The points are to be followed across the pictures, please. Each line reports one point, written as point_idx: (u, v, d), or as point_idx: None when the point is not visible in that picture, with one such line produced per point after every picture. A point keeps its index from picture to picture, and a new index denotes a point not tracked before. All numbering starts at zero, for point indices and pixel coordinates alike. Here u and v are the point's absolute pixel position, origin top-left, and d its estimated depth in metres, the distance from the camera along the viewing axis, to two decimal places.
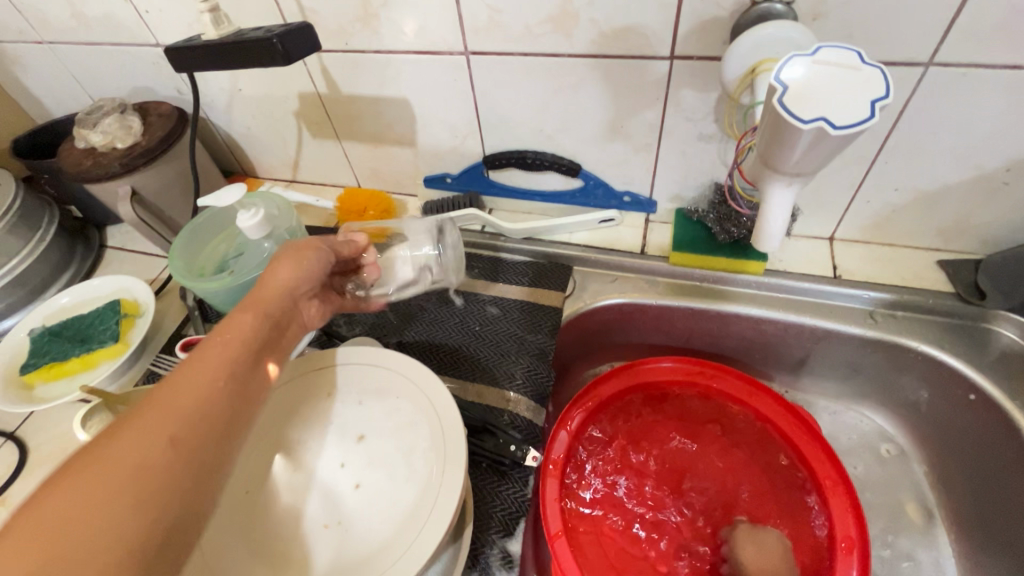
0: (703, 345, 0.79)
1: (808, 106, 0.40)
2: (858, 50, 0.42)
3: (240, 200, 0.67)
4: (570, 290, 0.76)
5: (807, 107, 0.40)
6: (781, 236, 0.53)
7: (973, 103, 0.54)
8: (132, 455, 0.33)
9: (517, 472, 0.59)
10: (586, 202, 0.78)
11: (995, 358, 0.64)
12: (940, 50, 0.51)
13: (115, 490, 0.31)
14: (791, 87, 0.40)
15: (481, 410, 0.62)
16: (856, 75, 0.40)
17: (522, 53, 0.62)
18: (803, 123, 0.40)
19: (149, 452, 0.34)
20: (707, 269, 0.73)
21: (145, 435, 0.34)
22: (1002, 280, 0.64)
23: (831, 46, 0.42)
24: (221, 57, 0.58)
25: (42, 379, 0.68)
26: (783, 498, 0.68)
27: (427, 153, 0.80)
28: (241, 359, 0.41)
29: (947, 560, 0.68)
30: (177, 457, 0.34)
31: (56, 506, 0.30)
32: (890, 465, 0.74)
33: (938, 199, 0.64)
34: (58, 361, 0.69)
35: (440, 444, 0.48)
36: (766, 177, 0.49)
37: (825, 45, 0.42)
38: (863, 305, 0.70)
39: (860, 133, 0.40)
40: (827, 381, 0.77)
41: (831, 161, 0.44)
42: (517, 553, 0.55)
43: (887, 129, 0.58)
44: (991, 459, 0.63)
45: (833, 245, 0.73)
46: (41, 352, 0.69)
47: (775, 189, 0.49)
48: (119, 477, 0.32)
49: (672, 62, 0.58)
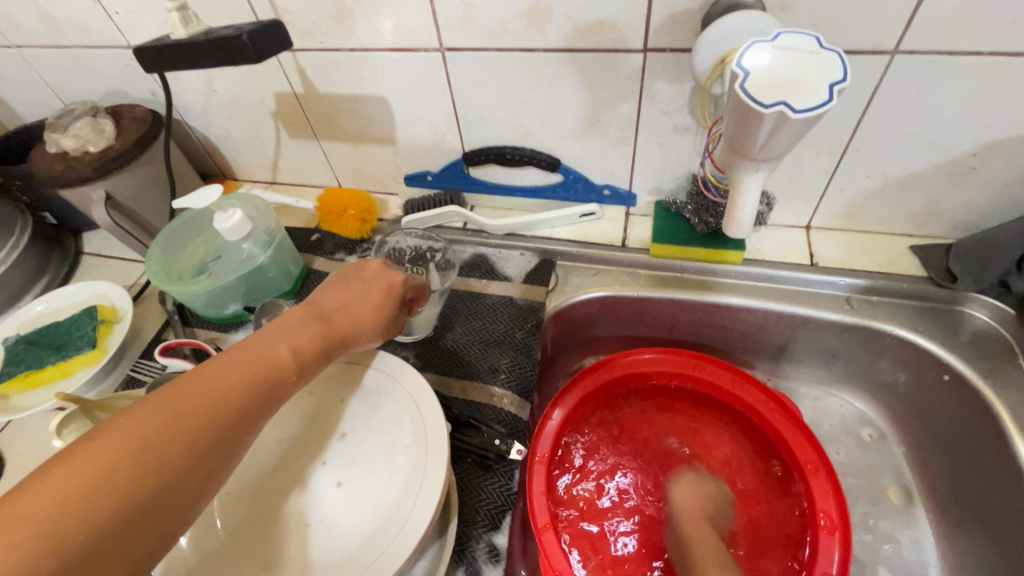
0: (686, 335, 0.80)
1: (772, 90, 0.41)
2: (816, 35, 0.43)
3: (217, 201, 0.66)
4: (552, 285, 0.77)
5: (769, 92, 0.41)
6: (752, 222, 0.55)
7: (939, 90, 0.55)
8: (128, 442, 0.38)
9: (503, 466, 0.59)
10: (566, 196, 0.78)
11: (968, 339, 0.66)
12: (904, 38, 0.52)
13: (106, 485, 0.36)
14: (753, 74, 0.41)
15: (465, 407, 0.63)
16: (814, 60, 0.41)
17: (496, 49, 0.63)
18: (766, 108, 0.41)
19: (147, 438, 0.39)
20: (688, 260, 0.74)
21: (150, 428, 0.39)
22: (973, 260, 0.65)
23: (790, 32, 0.43)
24: (193, 56, 0.58)
25: (17, 388, 0.67)
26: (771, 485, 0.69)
27: (407, 151, 0.80)
28: (257, 375, 0.46)
29: (926, 539, 0.70)
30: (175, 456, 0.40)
31: (49, 487, 0.35)
32: (872, 449, 0.76)
33: (909, 185, 0.65)
34: (34, 370, 0.68)
35: (420, 434, 0.50)
36: (735, 165, 0.50)
37: (785, 31, 0.43)
38: (839, 292, 0.71)
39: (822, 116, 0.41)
40: (809, 367, 0.79)
41: (796, 145, 0.45)
42: (503, 546, 0.55)
43: (857, 117, 0.59)
44: (966, 437, 0.65)
45: (810, 234, 0.74)
46: (16, 361, 0.68)
47: (745, 176, 0.50)
48: (121, 469, 0.37)
49: (645, 54, 0.59)
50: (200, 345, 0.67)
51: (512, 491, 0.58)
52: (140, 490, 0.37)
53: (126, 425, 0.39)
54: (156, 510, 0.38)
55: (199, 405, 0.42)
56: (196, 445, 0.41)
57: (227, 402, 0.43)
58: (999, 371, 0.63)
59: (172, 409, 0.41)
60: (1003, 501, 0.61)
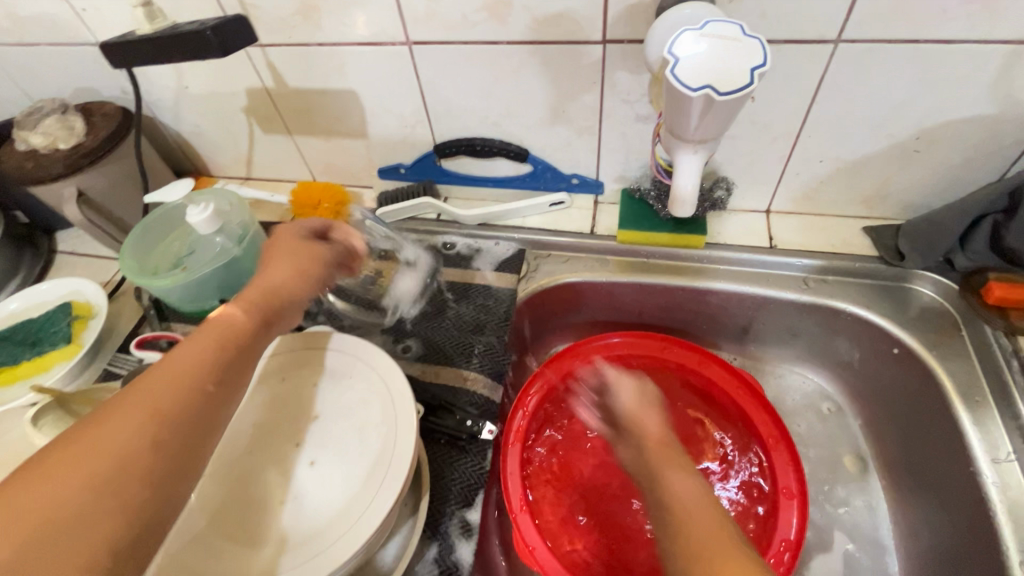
0: (654, 319, 0.83)
1: (699, 74, 0.45)
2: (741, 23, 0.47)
3: (191, 195, 0.69)
4: (524, 272, 0.79)
5: (695, 77, 0.45)
6: (695, 201, 0.57)
7: (883, 76, 0.59)
8: (104, 444, 0.39)
9: (475, 446, 0.62)
10: (536, 186, 0.80)
11: (916, 313, 0.71)
12: (845, 28, 0.55)
13: (86, 488, 0.37)
14: (682, 61, 0.45)
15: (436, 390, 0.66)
16: (738, 46, 0.45)
17: (460, 42, 0.64)
18: (693, 92, 0.45)
19: (121, 439, 0.39)
20: (654, 246, 0.77)
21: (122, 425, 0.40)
22: (919, 240, 0.70)
23: (716, 21, 0.47)
24: (160, 51, 0.59)
25: None
26: (728, 456, 0.75)
27: (378, 145, 0.81)
28: (212, 351, 0.47)
29: (879, 502, 0.75)
30: (152, 446, 0.40)
31: (33, 495, 0.36)
32: (831, 421, 0.81)
33: (859, 169, 0.69)
34: (9, 366, 0.68)
35: (393, 422, 0.53)
36: (675, 147, 0.54)
37: (712, 20, 0.47)
38: (798, 272, 0.75)
39: (746, 97, 0.46)
40: (774, 346, 0.83)
41: (728, 125, 0.50)
42: (475, 522, 0.58)
43: (808, 103, 0.63)
44: (914, 406, 0.71)
45: (770, 218, 0.78)
46: None
47: (684, 157, 0.54)
48: (97, 470, 0.38)
49: (604, 46, 0.61)
50: (176, 338, 0.67)
51: (485, 470, 0.61)
52: (116, 478, 0.38)
53: (98, 427, 0.40)
54: (138, 502, 0.38)
55: (161, 393, 0.43)
56: (167, 435, 0.41)
57: (183, 386, 0.44)
58: (942, 343, 0.68)
59: (138, 404, 0.41)
60: (943, 463, 0.66)
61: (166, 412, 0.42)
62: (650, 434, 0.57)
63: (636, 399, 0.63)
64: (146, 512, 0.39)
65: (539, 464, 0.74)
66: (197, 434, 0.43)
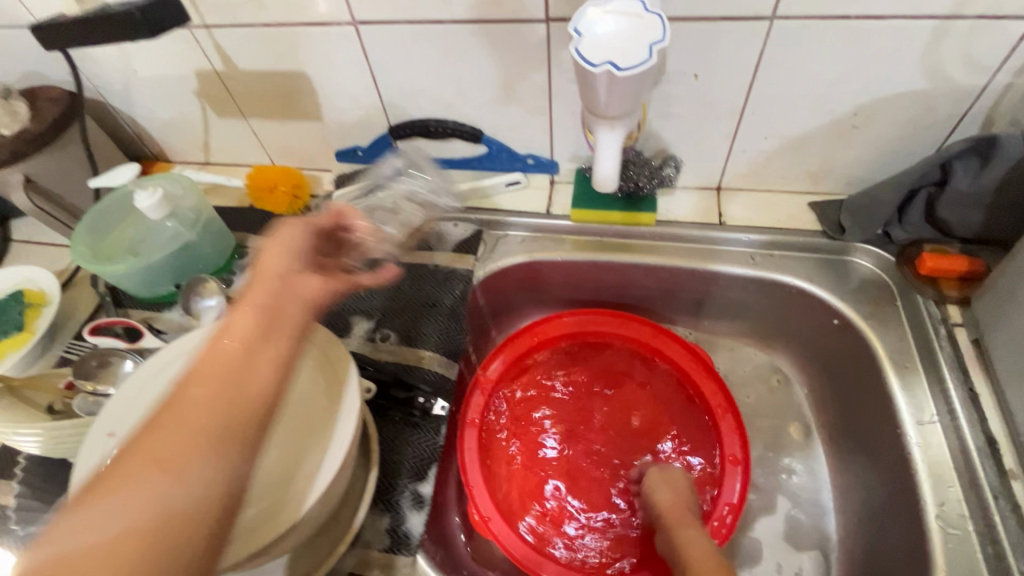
0: (611, 296, 1.02)
1: (602, 52, 0.58)
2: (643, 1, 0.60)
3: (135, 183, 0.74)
4: (479, 254, 0.95)
5: (598, 54, 0.58)
6: (615, 176, 0.74)
7: (817, 48, 0.73)
8: (194, 410, 0.44)
9: (428, 423, 0.81)
10: (494, 166, 0.96)
11: (857, 285, 0.91)
12: (781, 4, 0.69)
13: (166, 465, 0.41)
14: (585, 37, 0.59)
15: (392, 369, 0.84)
16: (640, 22, 0.58)
17: (404, 21, 0.74)
18: (597, 67, 0.58)
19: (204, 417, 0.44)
20: (602, 223, 0.94)
21: (182, 416, 0.44)
22: (861, 214, 0.90)
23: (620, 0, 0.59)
24: (82, 30, 0.65)
25: None
26: (667, 414, 0.95)
27: (334, 128, 0.93)
28: (259, 330, 0.50)
29: (818, 463, 0.98)
30: (204, 427, 0.44)
31: (117, 497, 0.39)
32: (778, 392, 1.03)
33: (801, 146, 0.87)
34: None
35: (332, 375, 0.65)
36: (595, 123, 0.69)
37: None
38: (746, 248, 0.94)
39: (644, 69, 0.59)
40: (724, 321, 1.04)
41: (631, 104, 0.64)
42: (425, 493, 0.76)
43: (754, 68, 0.77)
44: (840, 359, 0.93)
45: (722, 193, 0.97)
46: None
47: (603, 133, 0.69)
48: (170, 457, 0.42)
49: (548, 23, 0.71)
50: (131, 324, 0.75)
51: (436, 444, 0.80)
52: (186, 463, 0.42)
53: (152, 433, 0.43)
54: (214, 477, 0.43)
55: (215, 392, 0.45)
56: (223, 421, 0.45)
57: (226, 373, 0.47)
58: (875, 311, 0.88)
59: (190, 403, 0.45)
60: (875, 425, 0.87)
61: (224, 407, 0.45)
62: (669, 512, 0.77)
63: (666, 499, 0.79)
64: (219, 490, 0.42)
65: (494, 424, 0.94)
66: (250, 408, 0.46)
